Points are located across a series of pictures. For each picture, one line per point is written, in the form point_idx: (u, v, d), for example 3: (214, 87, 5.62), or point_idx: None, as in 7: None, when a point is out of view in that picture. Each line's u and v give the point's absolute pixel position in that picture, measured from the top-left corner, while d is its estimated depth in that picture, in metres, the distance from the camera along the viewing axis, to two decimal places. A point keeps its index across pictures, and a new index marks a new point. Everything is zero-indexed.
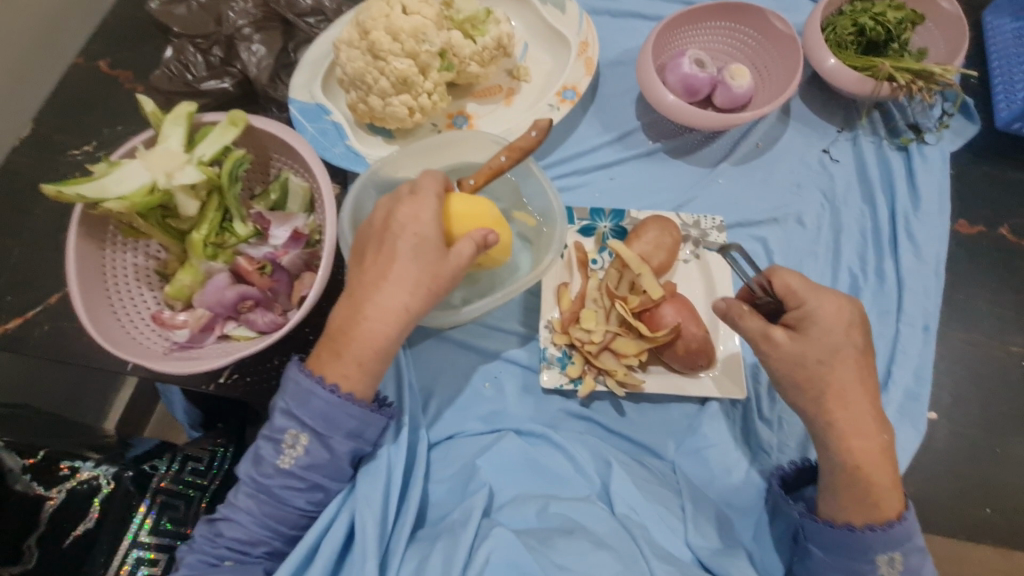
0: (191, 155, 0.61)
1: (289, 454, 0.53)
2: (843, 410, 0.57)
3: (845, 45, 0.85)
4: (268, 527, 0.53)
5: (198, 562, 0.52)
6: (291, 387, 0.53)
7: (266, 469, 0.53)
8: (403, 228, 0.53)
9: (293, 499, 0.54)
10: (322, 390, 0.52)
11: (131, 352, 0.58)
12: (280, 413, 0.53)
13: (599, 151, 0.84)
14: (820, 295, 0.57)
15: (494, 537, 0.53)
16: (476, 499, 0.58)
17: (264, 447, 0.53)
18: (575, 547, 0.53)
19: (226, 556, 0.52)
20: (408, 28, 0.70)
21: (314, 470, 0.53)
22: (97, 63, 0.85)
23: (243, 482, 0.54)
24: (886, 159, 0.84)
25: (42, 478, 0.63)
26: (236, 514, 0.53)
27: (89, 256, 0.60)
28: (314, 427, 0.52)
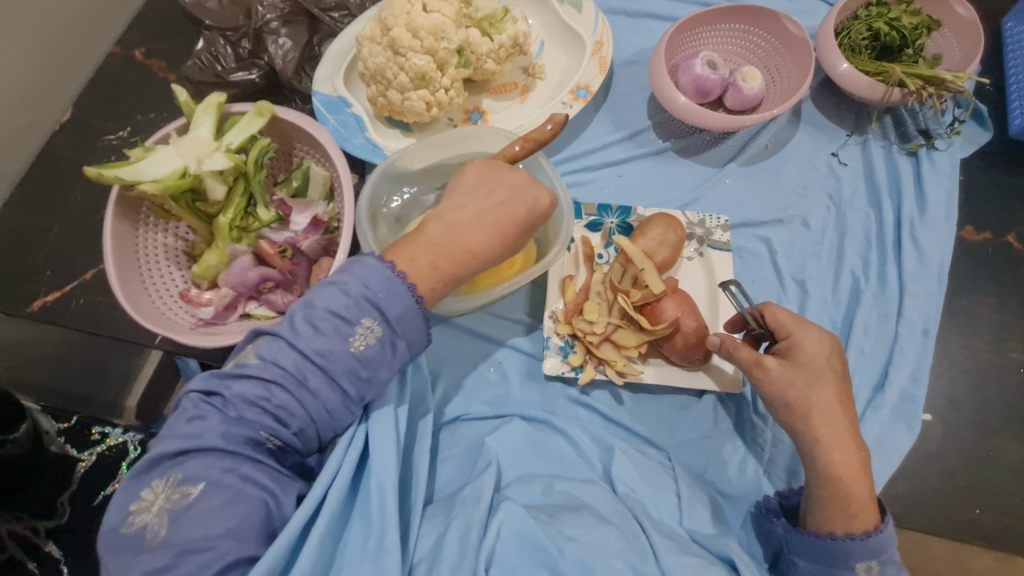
0: (220, 143, 0.65)
1: (358, 339, 0.51)
2: (827, 414, 0.60)
3: (858, 50, 0.86)
4: (316, 410, 0.50)
5: (228, 434, 0.47)
6: (380, 280, 0.52)
7: (328, 345, 0.50)
8: (524, 192, 0.59)
9: (338, 381, 0.50)
10: (410, 296, 0.52)
11: (161, 325, 0.62)
12: (358, 296, 0.51)
13: (610, 149, 0.86)
14: (807, 329, 0.62)
15: (503, 511, 0.54)
16: (486, 475, 0.60)
17: (325, 321, 0.50)
18: (581, 521, 0.55)
19: (261, 427, 0.48)
20: (428, 26, 0.73)
21: (371, 365, 0.51)
22: (134, 52, 0.90)
23: (290, 350, 0.49)
24: (894, 164, 0.85)
25: (76, 442, 0.79)
26: (279, 381, 0.48)
27: (124, 235, 0.64)
28: (392, 322, 0.52)
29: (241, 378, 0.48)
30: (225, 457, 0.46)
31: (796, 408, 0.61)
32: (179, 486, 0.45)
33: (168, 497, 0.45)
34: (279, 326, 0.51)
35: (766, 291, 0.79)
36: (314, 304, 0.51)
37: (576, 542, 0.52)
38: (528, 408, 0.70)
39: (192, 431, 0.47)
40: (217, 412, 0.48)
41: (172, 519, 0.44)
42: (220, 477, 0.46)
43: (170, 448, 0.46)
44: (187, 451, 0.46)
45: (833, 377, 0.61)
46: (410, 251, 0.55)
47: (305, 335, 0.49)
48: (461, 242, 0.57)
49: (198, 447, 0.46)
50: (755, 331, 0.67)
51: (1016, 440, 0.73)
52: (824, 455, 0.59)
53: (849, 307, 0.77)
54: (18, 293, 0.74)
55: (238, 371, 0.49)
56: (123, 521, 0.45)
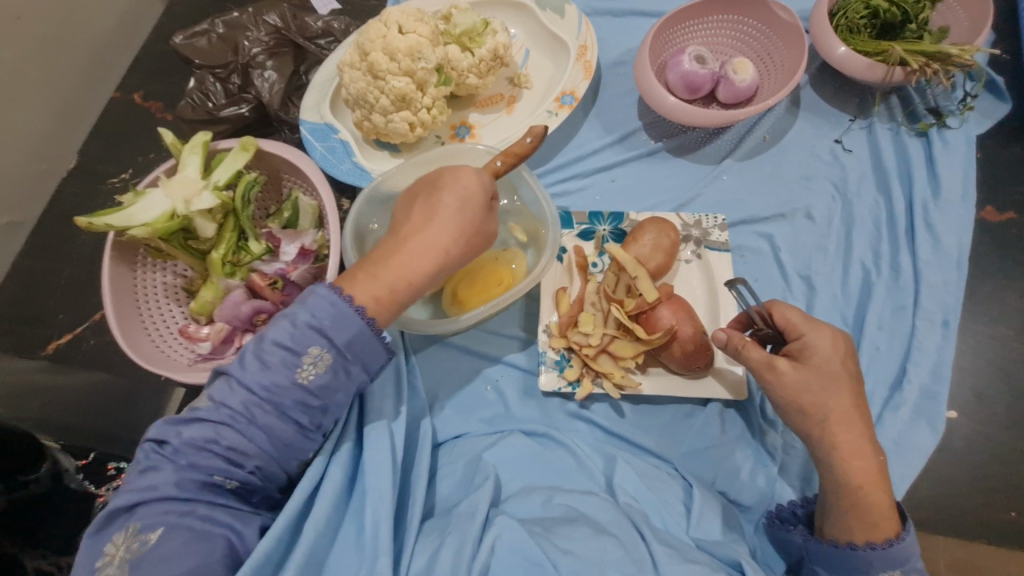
0: (208, 182, 0.66)
1: (307, 369, 0.48)
2: (841, 417, 0.57)
3: (857, 29, 0.82)
4: (271, 446, 0.48)
5: (182, 482, 0.45)
6: (326, 308, 0.49)
7: (276, 379, 0.48)
8: (453, 182, 0.56)
9: (289, 413, 0.48)
10: (360, 320, 0.50)
11: (159, 364, 0.64)
12: (303, 327, 0.49)
13: (601, 153, 0.84)
14: (816, 328, 0.59)
15: (498, 523, 0.53)
16: (482, 491, 0.58)
17: (272, 354, 0.48)
18: (576, 533, 0.53)
19: (215, 472, 0.46)
20: (404, 48, 0.73)
21: (324, 394, 0.49)
22: (132, 95, 0.93)
23: (237, 388, 0.47)
24: (903, 147, 0.81)
25: (94, 478, 0.72)
26: (227, 421, 0.47)
27: (121, 278, 0.66)
28: (342, 349, 0.49)
29: (190, 424, 0.47)
30: (182, 506, 0.45)
31: (812, 413, 0.57)
32: (138, 535, 0.43)
33: (127, 547, 0.43)
34: (230, 364, 0.49)
35: (771, 290, 0.75)
36: (259, 340, 0.49)
37: (572, 556, 0.50)
38: (527, 422, 0.69)
39: (144, 482, 0.45)
40: (166, 461, 0.46)
41: (133, 568, 0.42)
42: (175, 524, 0.44)
43: (125, 502, 0.45)
44: (139, 503, 0.45)
45: (846, 377, 0.58)
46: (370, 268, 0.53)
47: (250, 371, 0.48)
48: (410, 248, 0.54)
49: (151, 497, 0.45)
50: (761, 331, 0.63)
51: None
52: (839, 460, 0.56)
53: (860, 301, 0.73)
54: (35, 335, 0.79)
55: (186, 417, 0.47)
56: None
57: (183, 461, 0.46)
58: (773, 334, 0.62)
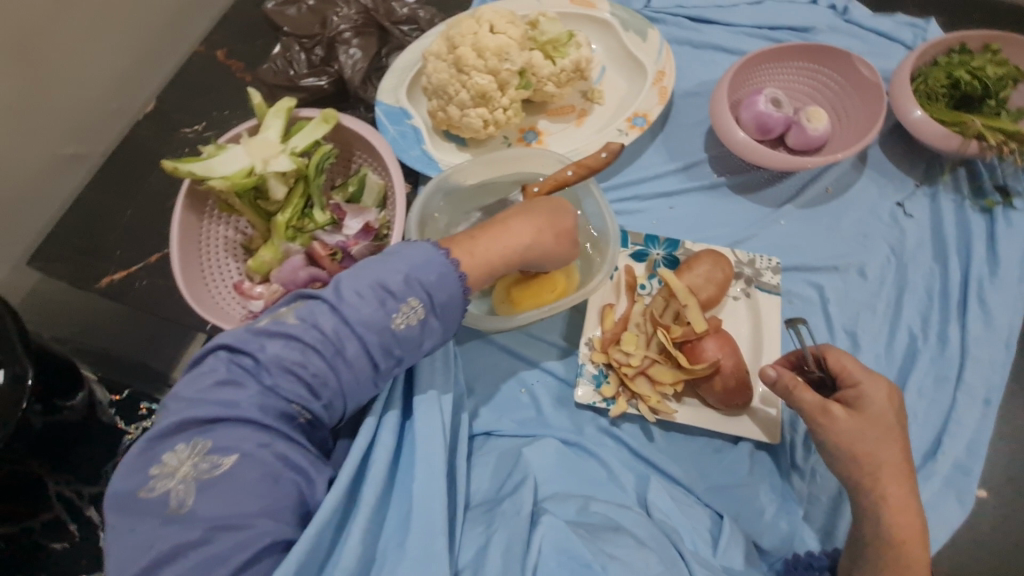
0: (286, 146, 0.68)
1: (401, 317, 0.50)
2: (892, 471, 0.57)
3: (935, 97, 0.82)
4: (351, 384, 0.50)
5: (261, 403, 0.46)
6: (433, 265, 0.52)
7: (370, 319, 0.49)
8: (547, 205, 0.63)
9: (373, 355, 0.50)
10: (458, 283, 0.53)
11: (213, 314, 0.65)
12: (405, 276, 0.51)
13: (663, 179, 0.85)
14: (876, 381, 0.59)
15: (544, 523, 0.55)
16: (525, 491, 0.60)
17: (371, 293, 0.50)
18: (623, 541, 0.54)
19: (293, 398, 0.47)
20: (493, 47, 0.75)
21: (408, 345, 0.51)
22: (215, 52, 0.95)
23: (329, 317, 0.49)
24: (965, 220, 0.80)
25: (124, 414, 0.78)
26: (317, 346, 0.48)
27: (189, 225, 0.68)
28: (435, 306, 0.52)
29: (276, 343, 0.47)
30: (260, 431, 0.45)
31: (865, 463, 0.57)
32: (207, 456, 0.43)
33: (195, 465, 0.43)
34: (322, 291, 0.50)
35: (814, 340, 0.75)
36: (358, 277, 0.51)
37: (617, 560, 0.51)
38: (560, 431, 0.69)
39: (225, 397, 0.45)
40: (249, 378, 0.47)
41: (198, 491, 0.42)
42: (249, 450, 0.44)
43: (199, 413, 0.44)
44: (217, 419, 0.45)
45: (897, 434, 0.58)
46: (466, 245, 0.58)
47: (348, 303, 0.49)
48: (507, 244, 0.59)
49: (230, 416, 0.45)
50: (813, 374, 0.63)
51: None
52: (885, 516, 0.56)
53: (903, 366, 0.73)
54: (93, 266, 0.81)
55: (270, 335, 0.48)
56: (141, 487, 0.42)
57: (265, 381, 0.47)
58: (826, 382, 0.63)
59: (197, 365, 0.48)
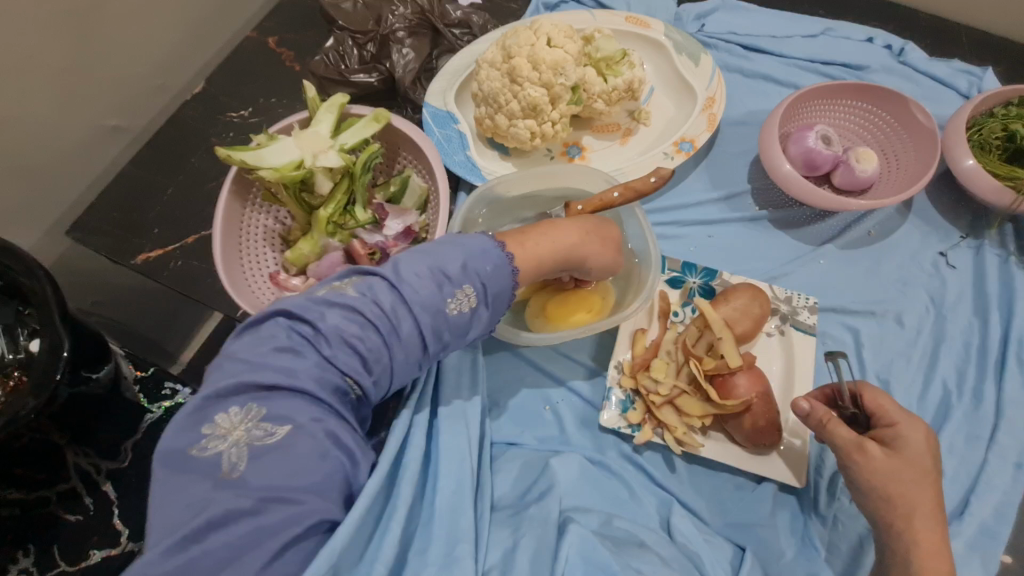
0: (336, 142, 0.68)
1: (455, 303, 0.51)
2: (930, 526, 0.55)
3: (988, 148, 0.81)
4: (400, 365, 0.51)
5: (317, 372, 0.46)
6: (489, 257, 0.54)
7: (427, 301, 0.50)
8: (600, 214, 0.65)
9: (425, 336, 0.51)
10: (511, 276, 0.54)
11: (249, 303, 0.65)
12: (462, 264, 0.52)
13: (703, 207, 0.84)
14: (914, 423, 0.59)
15: (572, 532, 0.55)
16: (551, 500, 0.60)
17: (429, 276, 0.51)
18: (649, 559, 0.55)
19: (347, 370, 0.48)
20: (549, 60, 0.75)
21: (459, 331, 0.52)
22: (268, 39, 0.96)
23: (386, 295, 0.50)
24: (1010, 277, 0.79)
25: (147, 392, 0.77)
26: (376, 321, 0.49)
27: (234, 209, 0.68)
28: (489, 295, 0.53)
29: (333, 315, 0.48)
30: (316, 403, 0.45)
31: (901, 514, 0.56)
32: (261, 423, 0.43)
33: (248, 430, 0.43)
34: (380, 269, 0.52)
35: None
36: (416, 260, 0.52)
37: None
38: (581, 449, 0.69)
39: (284, 364, 0.46)
40: (308, 344, 0.47)
41: (250, 458, 0.42)
42: (305, 421, 0.44)
43: (258, 378, 0.44)
44: (275, 386, 0.45)
45: (935, 488, 0.57)
46: (518, 236, 0.59)
47: (407, 282, 0.50)
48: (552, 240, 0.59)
49: (288, 384, 0.45)
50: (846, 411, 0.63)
51: None
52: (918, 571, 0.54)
53: (935, 420, 0.72)
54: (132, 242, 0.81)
55: (328, 306, 0.49)
56: (193, 445, 0.42)
57: (323, 352, 0.47)
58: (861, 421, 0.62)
59: (253, 329, 0.48)
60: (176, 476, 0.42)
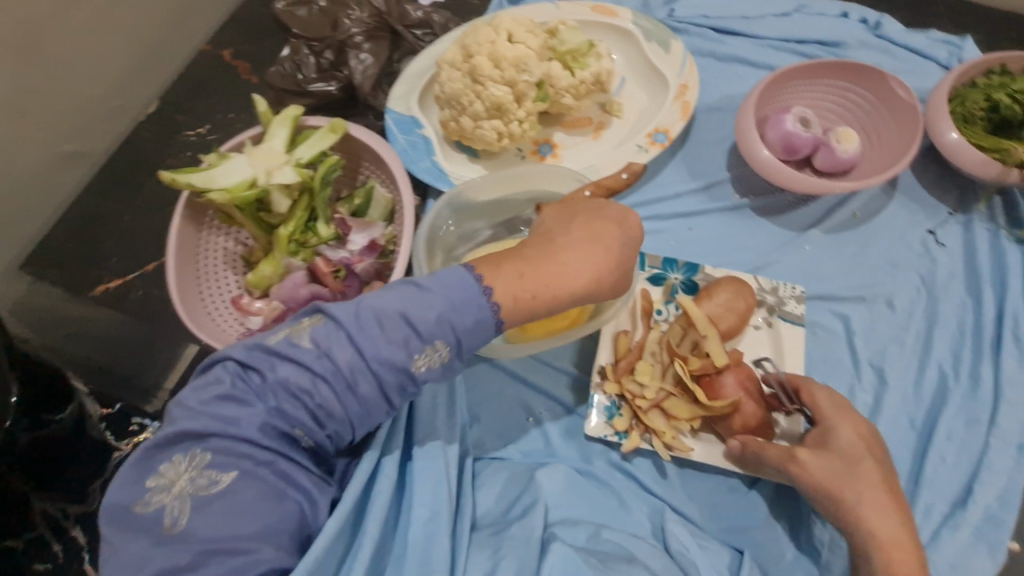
0: (291, 157, 0.65)
1: (423, 359, 0.47)
2: None
3: (972, 120, 0.78)
4: (358, 417, 0.48)
5: (257, 424, 0.45)
6: (471, 307, 0.48)
7: (391, 357, 0.46)
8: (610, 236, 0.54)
9: (386, 391, 0.47)
10: (494, 328, 0.49)
11: (210, 333, 0.63)
12: (440, 317, 0.47)
13: (682, 199, 0.82)
14: (844, 417, 0.61)
15: (553, 550, 0.53)
16: (535, 514, 0.58)
17: (396, 329, 0.46)
18: (635, 573, 0.52)
19: (294, 425, 0.46)
20: (511, 57, 0.72)
21: (425, 385, 0.49)
22: (223, 52, 0.93)
23: (344, 348, 0.46)
24: (1001, 251, 0.76)
25: (114, 429, 0.73)
26: (329, 376, 0.45)
27: (188, 237, 0.66)
28: (462, 348, 0.49)
29: (286, 366, 0.45)
30: (261, 453, 0.44)
31: None
32: (206, 471, 0.42)
33: (191, 480, 0.42)
34: (346, 313, 0.47)
35: (838, 375, 0.72)
36: (387, 309, 0.47)
37: None
38: (567, 460, 0.67)
39: (228, 413, 0.44)
40: (258, 392, 0.45)
41: (193, 507, 0.41)
42: (249, 471, 0.43)
43: (199, 425, 0.43)
44: (218, 434, 0.44)
45: None
46: (515, 284, 0.49)
47: (369, 336, 0.46)
48: (555, 290, 0.51)
49: (232, 433, 0.44)
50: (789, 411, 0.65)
51: None
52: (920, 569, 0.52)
53: (932, 405, 0.70)
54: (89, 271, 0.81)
55: (284, 354, 0.46)
56: (138, 498, 0.42)
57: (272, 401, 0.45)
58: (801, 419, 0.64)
59: (204, 372, 0.47)
60: (117, 530, 0.41)
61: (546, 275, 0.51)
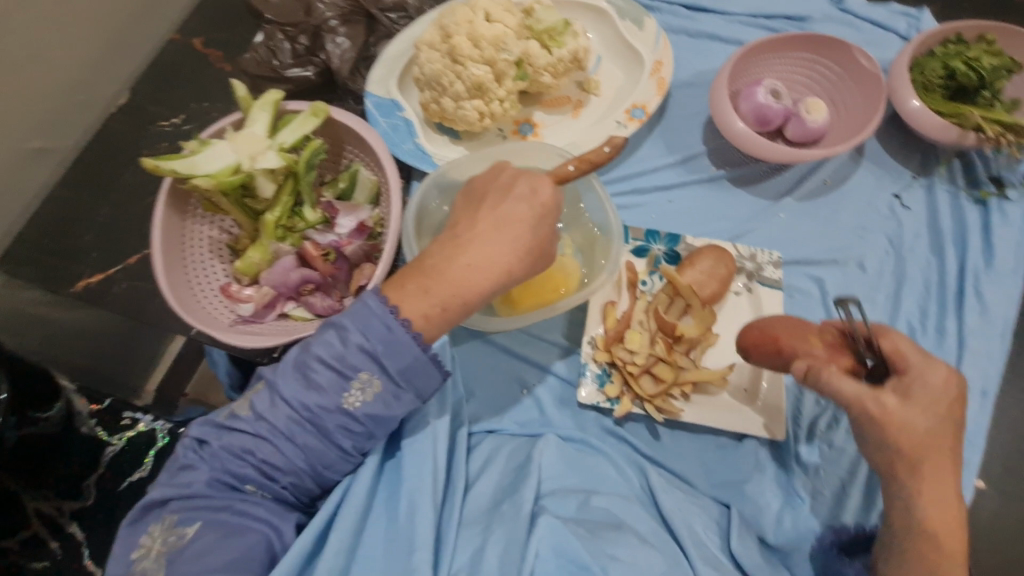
0: (274, 142, 0.65)
1: (353, 397, 0.51)
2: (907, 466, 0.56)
3: (932, 88, 0.82)
4: (307, 460, 0.51)
5: (215, 482, 0.50)
6: (380, 331, 0.51)
7: (320, 401, 0.50)
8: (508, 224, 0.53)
9: (331, 435, 0.51)
10: (416, 346, 0.51)
11: (200, 320, 0.62)
12: (355, 350, 0.51)
13: (661, 173, 0.84)
14: (931, 363, 0.56)
15: (541, 524, 0.53)
16: (524, 488, 0.58)
17: (319, 376, 0.51)
18: (625, 541, 0.53)
19: (247, 480, 0.50)
20: (489, 36, 0.72)
21: (369, 420, 0.52)
22: (193, 40, 0.90)
23: (280, 404, 0.51)
24: (961, 211, 0.81)
25: (105, 424, 0.73)
26: (271, 433, 0.50)
27: (172, 225, 0.65)
28: (393, 376, 0.51)
29: (233, 430, 0.51)
30: (219, 504, 0.49)
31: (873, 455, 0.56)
32: (175, 528, 0.47)
33: (164, 540, 0.47)
34: (275, 376, 0.52)
35: None
36: (307, 358, 0.51)
37: (620, 561, 0.51)
38: (561, 429, 0.68)
39: (184, 478, 0.50)
40: (210, 456, 0.50)
41: (170, 561, 0.46)
42: (210, 518, 0.48)
43: (158, 495, 0.49)
44: (175, 499, 0.49)
45: None
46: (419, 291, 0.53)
47: (297, 387, 0.51)
48: (464, 296, 0.53)
49: (187, 495, 0.49)
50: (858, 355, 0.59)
51: None
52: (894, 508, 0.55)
53: None
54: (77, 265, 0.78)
55: (230, 422, 0.51)
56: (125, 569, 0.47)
57: (222, 464, 0.50)
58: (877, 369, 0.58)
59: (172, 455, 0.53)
60: None
61: (450, 286, 0.53)
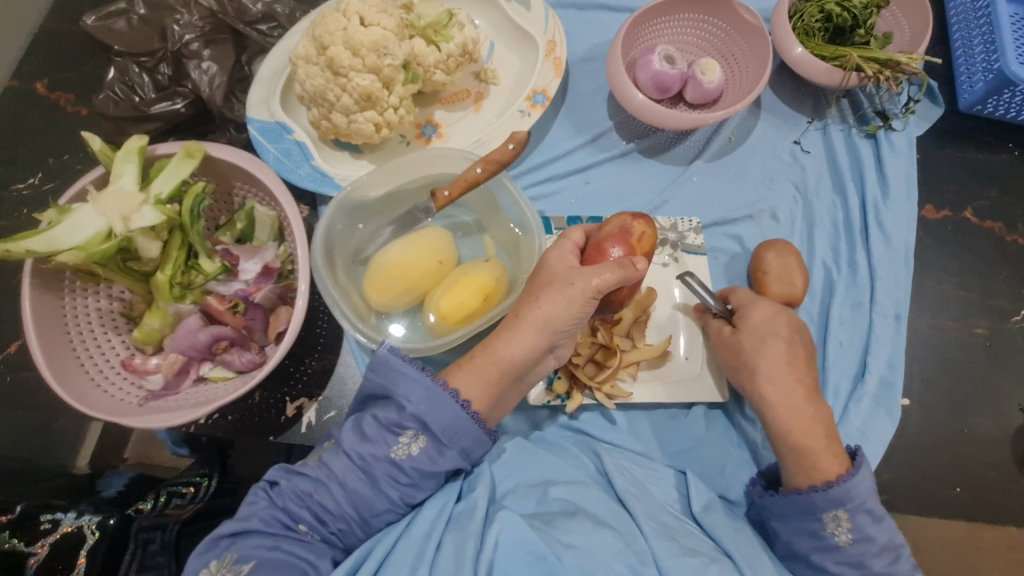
0: (148, 195, 0.58)
1: (402, 448, 0.53)
2: None
3: (813, 33, 0.83)
4: (354, 507, 0.53)
5: (273, 519, 0.52)
6: (420, 390, 0.54)
7: (373, 450, 0.53)
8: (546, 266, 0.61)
9: (380, 484, 0.53)
10: (457, 403, 0.54)
11: (103, 409, 0.56)
12: (401, 408, 0.54)
13: (574, 155, 0.83)
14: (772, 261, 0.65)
15: (499, 519, 0.52)
16: (480, 487, 0.57)
17: (376, 432, 0.54)
18: (578, 526, 0.53)
19: (302, 519, 0.52)
20: (368, 42, 0.67)
21: (415, 472, 0.54)
22: (35, 84, 0.80)
23: (342, 454, 0.54)
24: (855, 148, 0.84)
25: (22, 534, 0.55)
26: (328, 480, 0.53)
27: (48, 308, 0.58)
28: (437, 433, 0.54)
29: (301, 475, 0.53)
30: (269, 537, 0.50)
31: None
32: (232, 566, 0.48)
33: None
34: (342, 433, 0.55)
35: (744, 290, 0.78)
36: (365, 414, 0.55)
37: (573, 549, 0.50)
38: (517, 432, 0.70)
39: (242, 513, 0.52)
40: (279, 492, 0.53)
41: None
42: (263, 555, 0.49)
43: (227, 528, 0.50)
44: (240, 532, 0.50)
45: None
46: (469, 369, 0.58)
47: (356, 441, 0.54)
48: (496, 347, 0.59)
49: (245, 528, 0.50)
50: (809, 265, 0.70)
51: (984, 414, 0.76)
52: None
53: (824, 297, 0.78)
54: None
55: (300, 467, 0.55)
56: None
57: (282, 505, 0.52)
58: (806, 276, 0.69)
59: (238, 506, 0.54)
60: None
61: (496, 359, 0.58)
